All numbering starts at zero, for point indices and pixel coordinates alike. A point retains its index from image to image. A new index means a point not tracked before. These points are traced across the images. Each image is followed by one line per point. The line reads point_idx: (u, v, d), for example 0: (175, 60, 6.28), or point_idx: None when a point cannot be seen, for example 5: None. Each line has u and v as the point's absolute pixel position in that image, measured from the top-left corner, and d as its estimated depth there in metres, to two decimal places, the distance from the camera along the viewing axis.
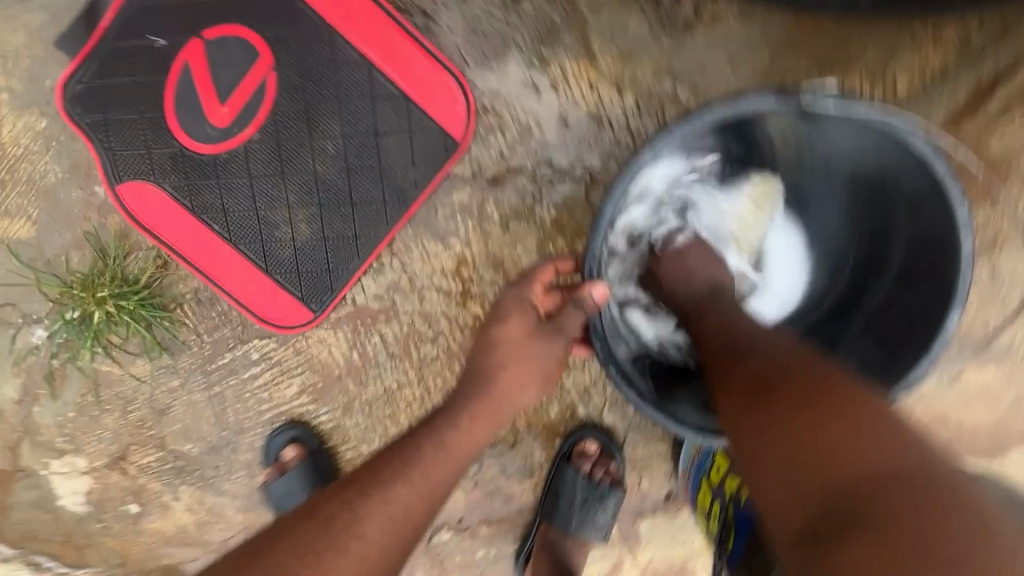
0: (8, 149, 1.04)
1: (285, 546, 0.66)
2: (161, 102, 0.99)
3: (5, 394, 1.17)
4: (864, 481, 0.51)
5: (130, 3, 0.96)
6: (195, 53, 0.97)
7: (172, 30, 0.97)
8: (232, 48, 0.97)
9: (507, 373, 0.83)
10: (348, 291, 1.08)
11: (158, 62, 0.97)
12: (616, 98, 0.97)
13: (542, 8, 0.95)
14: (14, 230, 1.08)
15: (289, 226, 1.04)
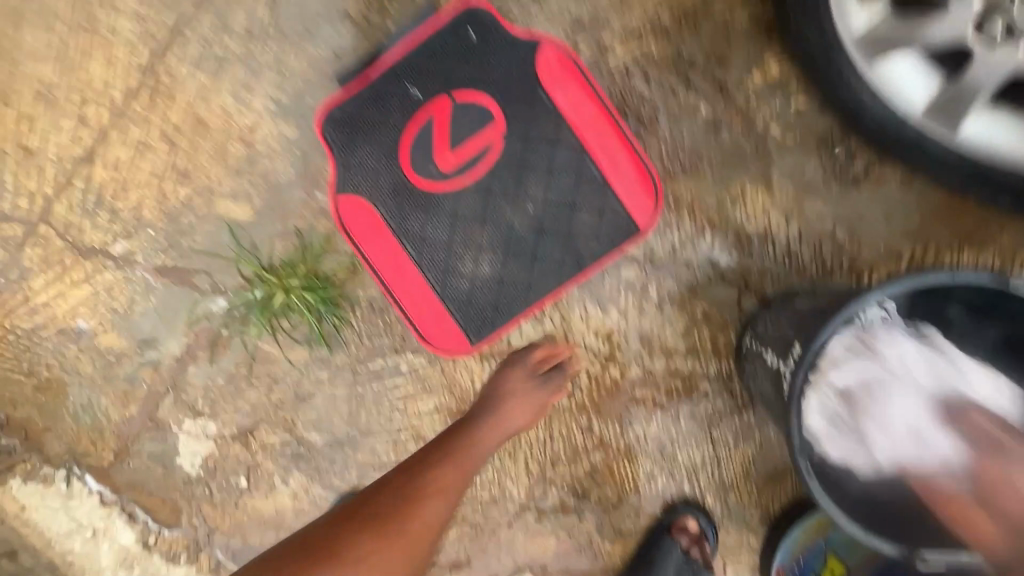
0: (256, 146, 1.22)
1: (363, 517, 0.92)
2: (401, 139, 1.17)
3: (168, 349, 1.28)
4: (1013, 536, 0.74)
5: (402, 59, 1.16)
6: (442, 108, 1.16)
7: (429, 87, 1.16)
8: (473, 111, 1.16)
9: (511, 408, 1.12)
10: (505, 331, 1.20)
11: (410, 108, 1.17)
12: (782, 224, 1.13)
13: (737, 140, 1.14)
14: (235, 212, 1.24)
15: (473, 263, 1.19)
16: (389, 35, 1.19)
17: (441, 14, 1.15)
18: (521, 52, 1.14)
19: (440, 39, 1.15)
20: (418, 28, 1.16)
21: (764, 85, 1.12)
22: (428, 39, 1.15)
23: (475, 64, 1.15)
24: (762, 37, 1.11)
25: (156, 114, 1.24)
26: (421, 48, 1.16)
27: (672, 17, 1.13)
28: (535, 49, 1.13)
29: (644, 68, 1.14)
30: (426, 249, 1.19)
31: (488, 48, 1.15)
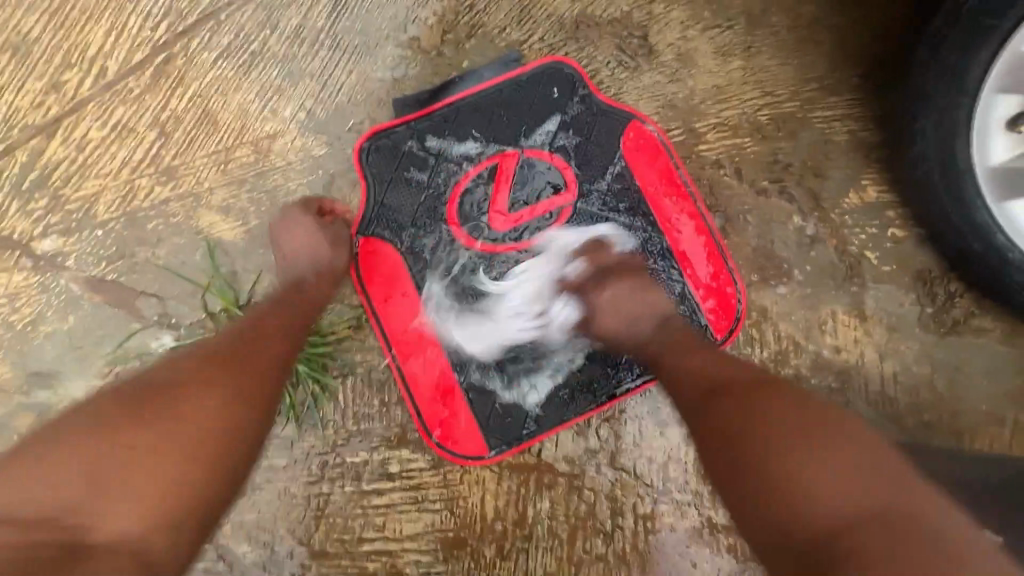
0: (270, 158, 0.99)
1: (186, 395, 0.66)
2: (454, 185, 1.00)
3: (70, 391, 0.93)
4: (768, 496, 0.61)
5: (474, 100, 1.02)
6: (507, 161, 1.01)
7: (498, 136, 1.02)
8: (544, 172, 1.02)
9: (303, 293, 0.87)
10: (537, 440, 0.94)
11: (471, 154, 1.01)
12: (874, 361, 0.98)
13: (830, 259, 1.01)
14: (220, 230, 0.97)
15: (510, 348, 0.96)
16: (462, 69, 1.03)
17: (526, 63, 1.03)
18: (605, 123, 1.03)
19: (520, 88, 1.03)
20: (496, 71, 1.03)
21: (862, 207, 1.02)
22: (507, 85, 1.03)
23: (555, 123, 1.03)
24: (862, 157, 1.03)
25: (153, 96, 1.00)
26: (496, 94, 1.02)
27: (770, 119, 1.04)
28: (623, 123, 1.03)
29: (736, 164, 1.03)
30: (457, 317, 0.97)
31: (571, 110, 1.03)
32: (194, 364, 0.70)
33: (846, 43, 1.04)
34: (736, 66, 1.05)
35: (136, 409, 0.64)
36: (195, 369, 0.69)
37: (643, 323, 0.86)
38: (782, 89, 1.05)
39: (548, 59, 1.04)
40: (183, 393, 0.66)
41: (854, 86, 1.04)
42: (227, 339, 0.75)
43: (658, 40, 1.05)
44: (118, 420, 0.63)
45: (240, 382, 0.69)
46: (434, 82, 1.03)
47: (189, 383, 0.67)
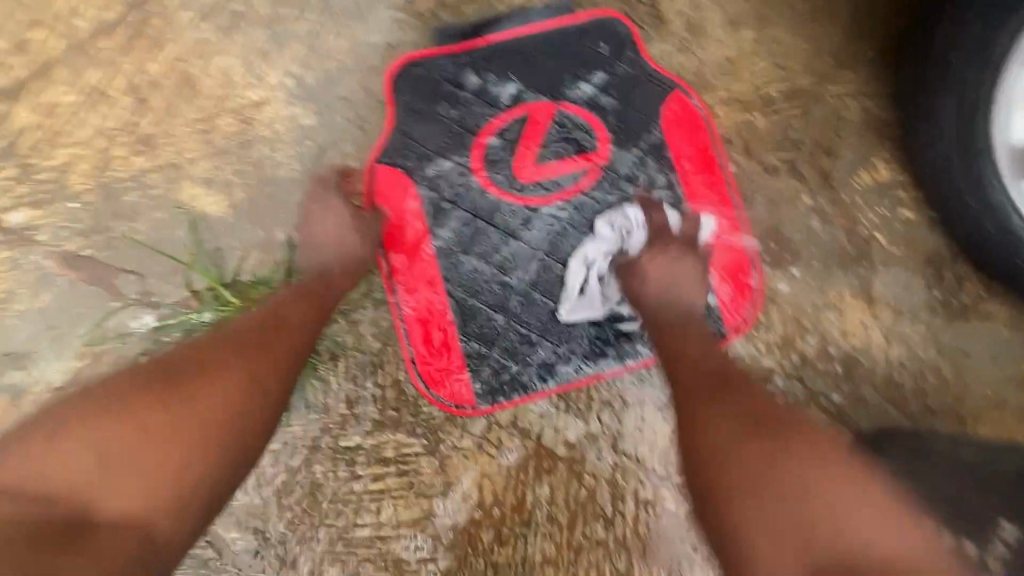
0: (255, 127, 0.94)
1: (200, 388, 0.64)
2: (484, 125, 0.94)
3: (45, 374, 0.88)
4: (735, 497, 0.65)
5: (514, 46, 0.95)
6: (543, 110, 0.94)
7: (533, 84, 0.95)
8: (579, 132, 0.95)
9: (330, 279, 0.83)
10: (528, 404, 0.91)
11: (506, 96, 0.94)
12: (879, 345, 0.96)
13: (840, 240, 0.98)
14: (202, 203, 0.91)
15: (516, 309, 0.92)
16: (507, 14, 0.96)
17: (580, 14, 0.97)
18: (643, 92, 0.98)
19: (565, 40, 0.96)
20: (548, 19, 0.96)
21: (873, 187, 0.99)
22: (555, 35, 0.96)
23: (596, 77, 0.97)
24: (875, 135, 0.99)
25: (127, 59, 0.93)
26: (541, 43, 0.96)
27: (782, 94, 1.00)
28: (666, 93, 0.98)
29: (746, 140, 0.99)
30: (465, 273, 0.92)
31: (612, 71, 0.97)
32: (212, 352, 0.68)
33: (862, 15, 1.00)
34: (748, 37, 1.00)
35: (138, 396, 0.62)
36: (211, 358, 0.67)
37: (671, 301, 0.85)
38: (795, 63, 1.00)
39: (603, 14, 0.98)
40: (183, 387, 0.64)
41: (870, 60, 1.00)
42: (232, 328, 0.72)
43: (667, 7, 1.00)
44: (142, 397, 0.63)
45: (238, 375, 0.66)
46: (470, 22, 0.96)
47: (188, 380, 0.65)
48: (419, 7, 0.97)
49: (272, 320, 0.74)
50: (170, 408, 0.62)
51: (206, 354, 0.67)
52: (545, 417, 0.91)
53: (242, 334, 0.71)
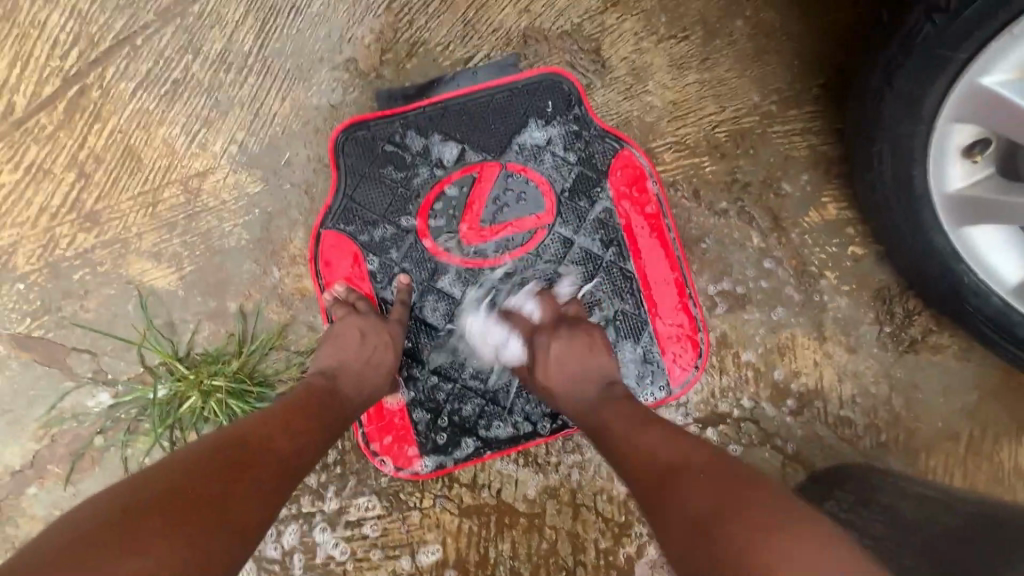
0: (202, 198, 0.93)
1: (258, 461, 0.61)
2: (429, 187, 0.95)
3: (5, 457, 0.88)
4: (659, 488, 0.63)
5: (459, 107, 0.96)
6: (487, 172, 0.96)
7: (480, 146, 0.97)
8: (523, 191, 0.97)
9: (362, 361, 0.80)
10: (481, 464, 0.92)
11: (448, 158, 0.96)
12: (832, 383, 0.98)
13: (791, 280, 0.99)
14: (152, 277, 0.91)
15: (464, 373, 0.93)
16: (453, 74, 0.97)
17: (524, 70, 0.98)
18: (589, 147, 0.98)
19: (509, 98, 0.97)
20: (491, 78, 0.97)
21: (822, 226, 1.00)
22: (497, 94, 0.97)
23: (542, 133, 0.98)
24: (822, 173, 1.00)
25: (68, 133, 0.93)
26: (484, 103, 0.97)
27: (729, 136, 1.00)
28: (613, 150, 0.98)
29: (694, 186, 0.99)
30: (417, 332, 0.93)
31: (555, 129, 0.98)
32: (257, 431, 0.65)
33: (806, 53, 1.00)
34: (692, 80, 1.00)
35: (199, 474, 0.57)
36: (259, 437, 0.64)
37: (588, 383, 0.81)
38: (741, 105, 1.01)
39: (547, 70, 0.98)
40: (246, 459, 0.60)
41: (814, 99, 1.00)
42: (238, 429, 0.64)
43: (611, 54, 0.99)
44: (204, 470, 0.57)
45: (289, 450, 0.65)
46: (415, 82, 0.97)
47: (201, 479, 0.56)
48: (360, 67, 0.96)
49: (288, 414, 0.69)
50: (201, 503, 0.54)
51: (218, 454, 0.60)
52: (505, 473, 0.92)
53: (256, 429, 0.65)
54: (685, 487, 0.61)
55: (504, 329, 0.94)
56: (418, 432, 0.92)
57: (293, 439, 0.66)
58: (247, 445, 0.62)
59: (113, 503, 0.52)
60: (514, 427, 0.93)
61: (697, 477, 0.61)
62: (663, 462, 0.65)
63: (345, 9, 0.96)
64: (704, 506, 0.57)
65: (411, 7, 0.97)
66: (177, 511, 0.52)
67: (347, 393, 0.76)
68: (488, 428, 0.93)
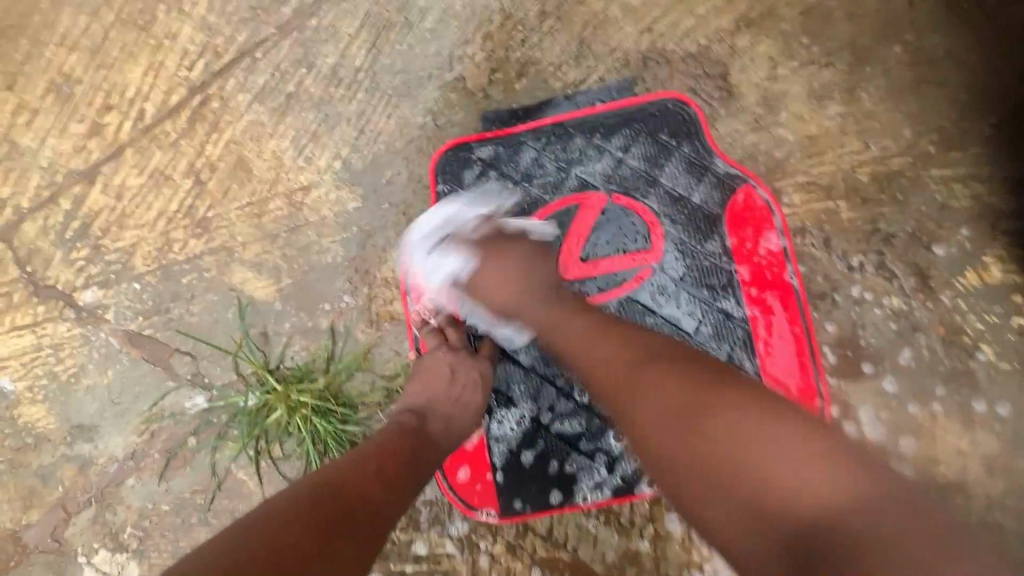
0: (303, 212, 0.94)
1: (351, 502, 0.58)
2: (529, 215, 0.90)
3: (110, 446, 0.93)
4: (689, 462, 0.56)
5: (568, 131, 0.91)
6: (591, 205, 0.90)
7: (587, 174, 0.90)
8: (628, 226, 0.89)
9: (450, 400, 0.77)
10: (558, 516, 0.87)
11: (551, 186, 0.90)
12: (980, 477, 0.83)
13: (937, 351, 0.85)
14: (252, 288, 0.93)
15: (548, 417, 0.87)
16: (564, 97, 0.91)
17: (640, 95, 0.90)
18: (707, 181, 0.89)
19: (622, 125, 0.90)
20: (604, 102, 0.90)
21: (982, 291, 0.85)
22: (611, 118, 0.90)
23: (655, 165, 0.90)
24: (985, 228, 0.86)
25: (189, 141, 0.96)
26: (594, 128, 0.90)
27: (873, 178, 0.87)
28: (733, 183, 0.88)
29: (826, 233, 0.87)
30: (502, 367, 0.88)
31: (670, 156, 0.89)
32: (351, 474, 0.61)
33: (977, 88, 0.86)
34: (834, 112, 0.88)
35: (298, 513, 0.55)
36: (352, 481, 0.60)
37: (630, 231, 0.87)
38: (890, 143, 0.88)
39: (667, 95, 0.90)
40: (341, 501, 0.58)
41: (982, 141, 0.86)
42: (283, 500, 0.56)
43: (740, 80, 0.90)
44: (301, 509, 0.55)
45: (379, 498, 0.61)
46: (524, 103, 0.92)
47: (301, 518, 0.54)
48: (468, 85, 0.93)
49: (373, 462, 0.64)
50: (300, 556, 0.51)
51: (314, 498, 0.57)
52: (584, 528, 0.86)
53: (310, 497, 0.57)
54: (744, 431, 0.54)
55: None
56: (496, 472, 0.88)
57: (379, 487, 0.62)
58: (339, 491, 0.59)
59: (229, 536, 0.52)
60: (598, 482, 0.86)
61: (718, 381, 0.60)
62: (718, 439, 0.55)
63: (458, 26, 0.93)
64: (737, 418, 0.55)
65: (526, 24, 0.92)
66: (277, 545, 0.51)
67: (433, 435, 0.73)
68: (570, 480, 0.86)
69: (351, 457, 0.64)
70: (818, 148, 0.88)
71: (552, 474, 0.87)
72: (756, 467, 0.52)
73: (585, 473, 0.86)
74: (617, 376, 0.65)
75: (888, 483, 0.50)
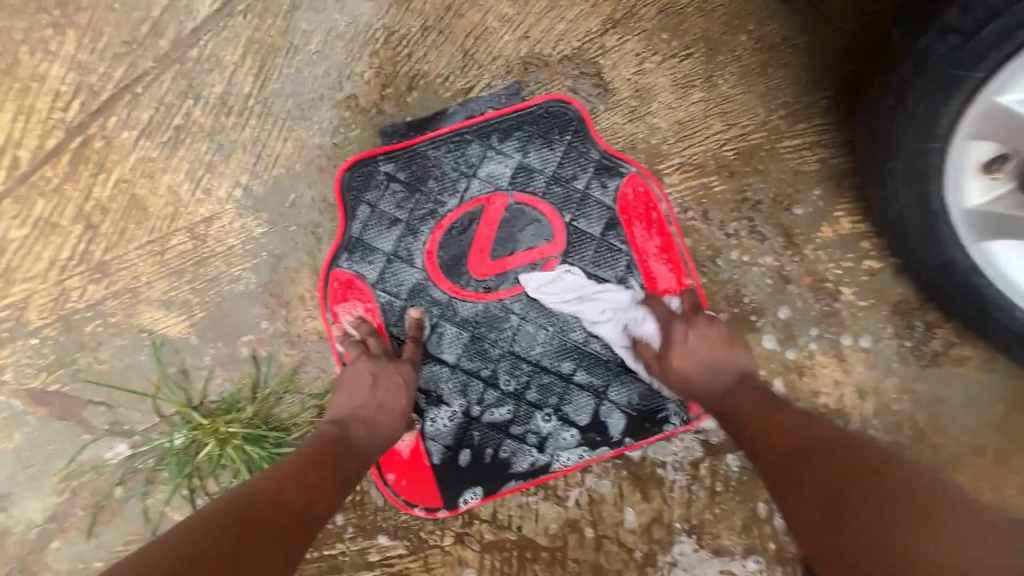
0: (209, 243, 0.93)
1: (284, 503, 0.64)
2: (436, 221, 0.94)
3: (27, 512, 0.89)
4: (776, 454, 0.76)
5: (463, 138, 0.95)
6: (495, 206, 0.94)
7: (486, 177, 0.95)
8: (531, 222, 0.95)
9: (374, 407, 0.80)
10: (497, 499, 0.92)
11: (453, 191, 0.94)
12: (855, 401, 0.96)
13: (807, 298, 0.97)
14: (164, 326, 0.91)
15: (477, 409, 0.92)
16: (455, 105, 0.96)
17: (526, 98, 0.96)
18: (597, 172, 0.97)
19: (513, 127, 0.96)
20: (494, 107, 0.96)
21: (837, 241, 0.98)
22: (503, 123, 0.96)
23: (548, 161, 0.96)
24: (833, 188, 0.99)
25: (73, 185, 0.93)
26: (488, 132, 0.96)
27: (737, 153, 0.98)
28: (621, 175, 0.97)
29: (704, 206, 0.98)
30: (429, 368, 0.92)
31: (563, 154, 0.96)
32: (283, 478, 0.67)
33: (811, 66, 0.99)
34: (697, 98, 0.99)
35: (236, 514, 0.60)
36: (283, 484, 0.66)
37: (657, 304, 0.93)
38: (748, 121, 0.99)
39: (550, 96, 0.97)
40: (273, 503, 0.63)
41: (822, 112, 0.99)
42: (163, 550, 0.55)
43: (613, 76, 0.98)
44: (240, 511, 0.61)
45: (309, 498, 0.66)
46: (418, 114, 0.95)
47: (239, 519, 0.60)
48: (361, 103, 0.95)
49: (291, 473, 0.68)
50: (238, 549, 0.57)
51: (249, 501, 0.62)
52: (525, 506, 0.92)
53: (205, 542, 0.56)
54: (803, 449, 0.74)
55: (515, 365, 0.93)
56: (435, 470, 0.92)
57: (307, 489, 0.67)
58: (270, 493, 0.64)
59: (171, 537, 0.57)
60: (532, 461, 0.92)
61: (809, 440, 0.74)
62: (783, 444, 0.76)
63: (343, 45, 0.95)
64: (818, 442, 0.73)
65: (410, 39, 0.96)
66: (222, 539, 0.57)
67: (358, 442, 0.76)
68: (504, 465, 0.92)
69: (283, 464, 0.69)
70: (688, 131, 0.98)
71: (488, 461, 0.92)
72: (809, 451, 0.73)
73: (519, 455, 0.92)
74: (753, 416, 0.81)
75: (932, 495, 0.62)
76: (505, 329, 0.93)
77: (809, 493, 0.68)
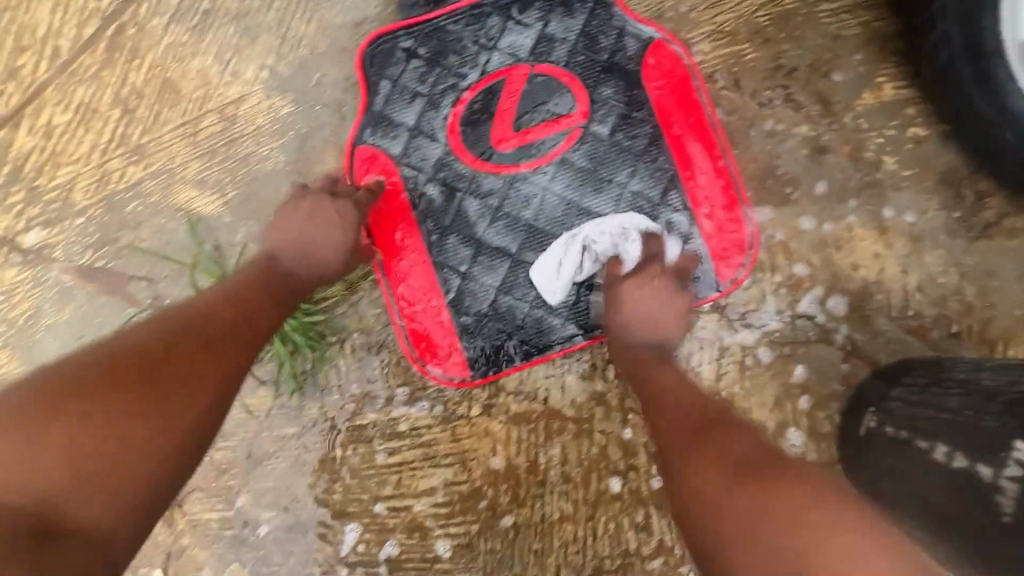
0: (238, 124, 0.95)
1: (237, 324, 0.69)
2: (458, 95, 0.93)
3: None
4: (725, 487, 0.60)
5: (485, 11, 0.94)
6: (518, 77, 0.93)
7: (509, 49, 0.94)
8: (553, 94, 0.93)
9: (321, 246, 0.82)
10: (521, 371, 0.93)
11: (475, 65, 0.93)
12: (897, 276, 0.92)
13: (846, 169, 0.93)
14: (199, 205, 0.94)
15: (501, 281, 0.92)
16: None
17: None
18: (623, 42, 0.94)
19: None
20: None
21: (878, 108, 0.93)
22: None
23: (572, 32, 0.94)
24: (876, 53, 0.93)
25: (110, 72, 0.96)
26: (510, 5, 0.94)
27: (771, 20, 0.94)
28: (647, 44, 0.93)
29: (736, 75, 0.94)
30: (454, 242, 0.93)
31: (586, 24, 0.94)
32: (224, 301, 0.71)
33: None
34: None
35: (190, 332, 0.66)
36: (230, 307, 0.71)
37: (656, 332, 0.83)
38: None
39: None
40: (221, 320, 0.68)
41: None
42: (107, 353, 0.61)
43: None
44: (193, 330, 0.66)
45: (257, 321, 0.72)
46: None
47: (198, 337, 0.65)
48: None
49: (231, 295, 0.72)
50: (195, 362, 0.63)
51: (209, 321, 0.68)
52: (551, 378, 0.92)
53: (146, 347, 0.62)
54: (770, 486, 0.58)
55: (539, 237, 0.92)
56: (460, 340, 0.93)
57: (259, 312, 0.73)
58: (226, 316, 0.69)
59: (119, 345, 0.62)
60: (557, 333, 0.92)
61: (778, 483, 0.58)
62: (724, 518, 0.59)
63: None
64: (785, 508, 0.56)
65: None
66: (178, 354, 0.63)
67: (289, 267, 0.79)
68: (529, 336, 0.92)
69: (234, 290, 0.74)
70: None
71: (513, 332, 0.92)
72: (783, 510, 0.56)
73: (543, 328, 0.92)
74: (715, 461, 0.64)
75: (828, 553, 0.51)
76: (529, 201, 0.92)
77: (724, 509, 0.59)
